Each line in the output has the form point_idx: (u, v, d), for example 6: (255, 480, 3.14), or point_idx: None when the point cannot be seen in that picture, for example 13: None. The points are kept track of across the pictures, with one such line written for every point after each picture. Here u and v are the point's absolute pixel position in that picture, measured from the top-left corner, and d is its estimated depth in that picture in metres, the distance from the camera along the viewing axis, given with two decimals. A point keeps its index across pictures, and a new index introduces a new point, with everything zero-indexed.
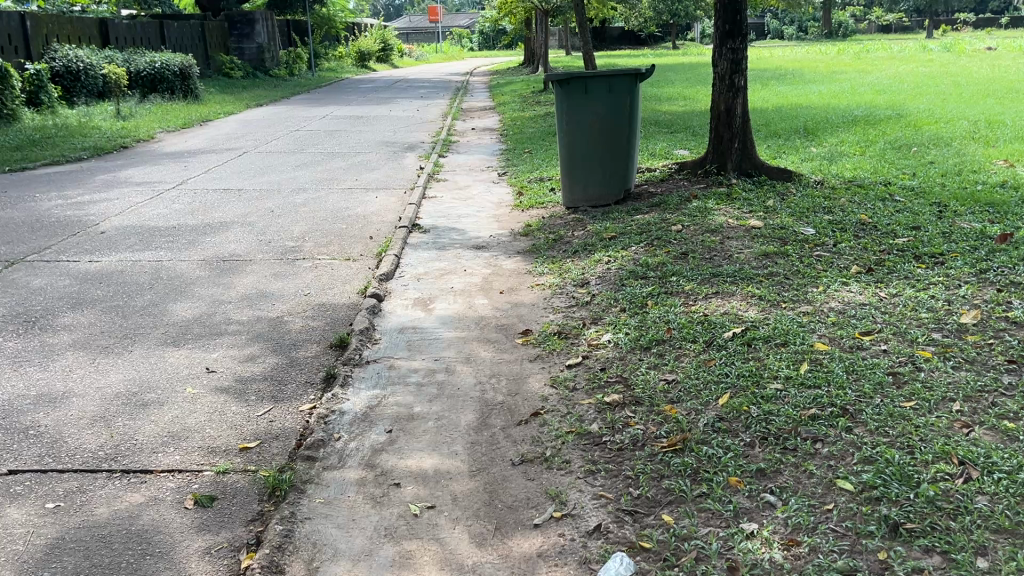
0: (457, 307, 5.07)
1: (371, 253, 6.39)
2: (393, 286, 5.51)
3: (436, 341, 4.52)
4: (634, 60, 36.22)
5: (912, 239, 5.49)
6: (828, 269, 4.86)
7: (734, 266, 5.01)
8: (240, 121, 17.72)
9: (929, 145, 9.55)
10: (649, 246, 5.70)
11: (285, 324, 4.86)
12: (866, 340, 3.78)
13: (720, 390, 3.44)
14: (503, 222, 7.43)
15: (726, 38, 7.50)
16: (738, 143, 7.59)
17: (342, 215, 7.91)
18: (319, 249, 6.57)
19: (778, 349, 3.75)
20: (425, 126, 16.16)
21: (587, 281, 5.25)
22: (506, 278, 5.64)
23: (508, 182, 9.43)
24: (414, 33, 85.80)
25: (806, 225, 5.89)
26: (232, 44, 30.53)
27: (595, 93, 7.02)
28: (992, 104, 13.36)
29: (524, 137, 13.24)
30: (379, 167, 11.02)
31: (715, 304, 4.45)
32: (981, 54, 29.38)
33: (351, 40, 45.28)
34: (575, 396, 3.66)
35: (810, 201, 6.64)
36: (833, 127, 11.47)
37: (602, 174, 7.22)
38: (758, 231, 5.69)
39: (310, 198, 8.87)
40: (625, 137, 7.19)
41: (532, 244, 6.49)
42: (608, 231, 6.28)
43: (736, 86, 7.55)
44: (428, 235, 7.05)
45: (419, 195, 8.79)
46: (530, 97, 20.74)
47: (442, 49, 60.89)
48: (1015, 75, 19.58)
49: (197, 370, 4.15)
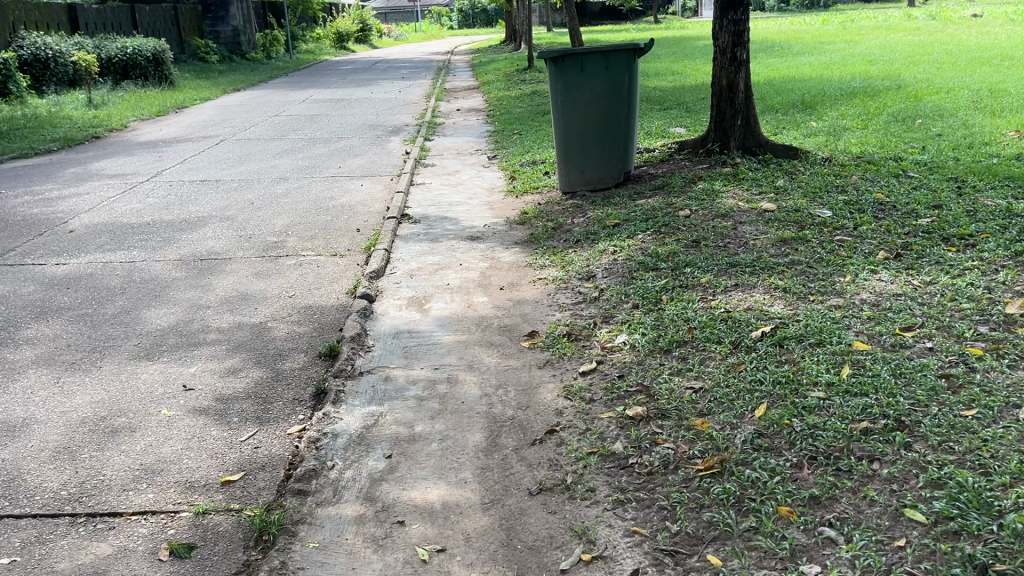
0: (455, 306, 4.70)
1: (359, 248, 6.00)
2: (384, 285, 5.13)
3: (435, 346, 4.16)
4: (617, 36, 35.81)
5: (936, 219, 5.16)
6: (853, 255, 4.53)
7: (751, 255, 4.66)
8: (217, 108, 17.17)
9: (934, 117, 9.20)
10: (656, 233, 5.35)
11: (268, 331, 4.48)
12: (908, 337, 3.45)
13: (755, 399, 3.10)
14: (497, 210, 7.05)
15: (727, 8, 7.10)
16: (741, 119, 7.23)
17: (327, 206, 7.50)
18: (304, 245, 6.17)
19: (814, 350, 3.41)
20: (409, 108, 15.69)
21: (593, 274, 4.90)
22: (505, 272, 5.28)
23: (500, 165, 9.03)
24: (392, 13, 84.79)
25: (821, 206, 5.56)
26: (207, 28, 29.77)
27: (591, 71, 6.64)
28: (990, 72, 13.02)
29: (512, 117, 12.81)
30: (364, 152, 10.58)
31: (737, 299, 4.10)
32: (968, 22, 29.05)
33: (329, 21, 44.41)
34: (593, 409, 3.31)
35: (821, 181, 6.30)
36: (832, 100, 11.13)
37: (600, 156, 6.84)
38: (772, 215, 5.35)
39: (292, 188, 8.44)
40: (624, 116, 6.81)
41: (530, 233, 6.12)
42: (611, 217, 5.93)
43: (738, 60, 7.16)
44: (419, 225, 6.67)
45: (407, 182, 8.38)
46: (514, 75, 20.25)
47: (421, 29, 60.02)
48: (1007, 41, 19.26)
49: (173, 389, 3.78)
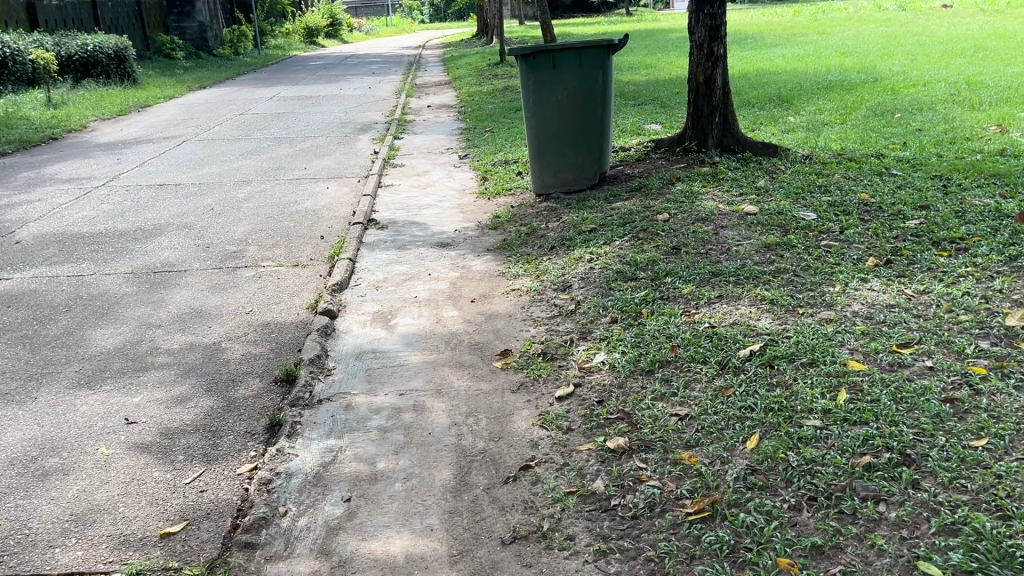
0: (423, 321, 4.42)
1: (322, 258, 5.70)
2: (348, 298, 4.83)
3: (401, 367, 3.88)
4: (590, 29, 35.57)
5: (925, 221, 4.96)
6: (841, 262, 4.31)
7: (735, 263, 4.43)
8: (181, 106, 16.69)
9: (912, 111, 9.04)
10: (634, 239, 5.10)
11: (222, 352, 4.17)
12: (906, 354, 3.22)
13: (746, 429, 2.86)
14: (468, 214, 6.77)
15: (703, 2, 6.86)
16: (718, 117, 7.00)
17: (291, 211, 7.17)
18: (264, 254, 5.84)
19: (806, 371, 3.18)
20: (378, 105, 15.33)
21: (569, 285, 4.64)
22: (476, 283, 5.00)
23: (471, 165, 8.74)
24: (362, 8, 83.97)
25: (804, 208, 5.35)
26: (172, 24, 29.08)
27: (564, 68, 6.37)
28: (966, 64, 12.92)
29: (484, 114, 12.51)
30: (331, 152, 10.23)
31: (721, 312, 3.86)
32: (937, 12, 29.18)
33: (298, 16, 43.69)
34: (570, 440, 3.05)
35: (802, 181, 6.09)
36: (808, 94, 10.95)
37: (574, 157, 6.58)
38: (754, 219, 5.12)
39: (254, 191, 8.09)
40: (598, 115, 6.55)
41: (503, 239, 5.85)
42: (587, 222, 5.67)
43: (715, 55, 6.91)
44: (386, 231, 6.37)
45: (374, 184, 8.07)
46: (486, 70, 19.92)
47: (392, 23, 59.38)
48: (978, 32, 19.24)
49: (114, 422, 3.46)
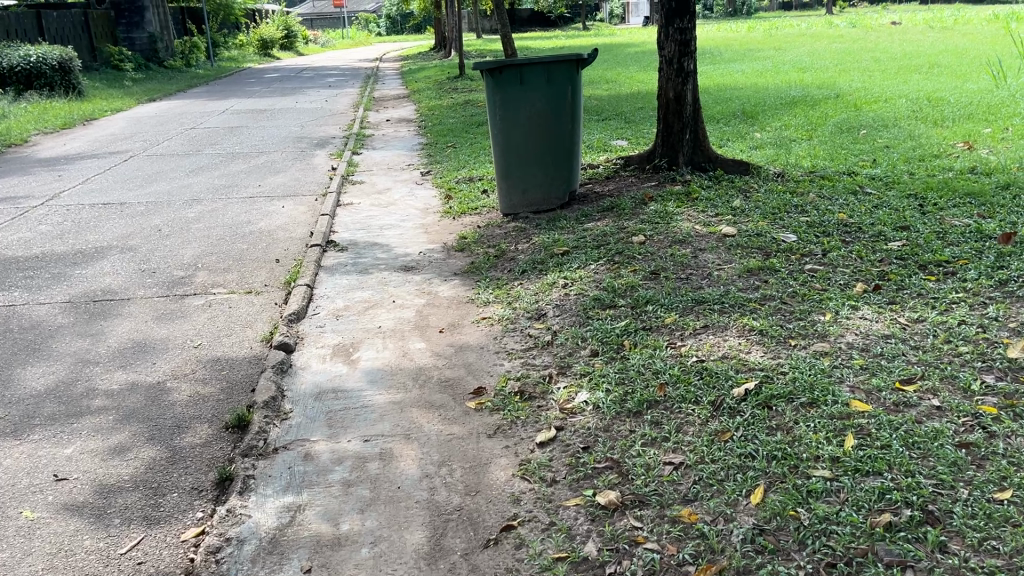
0: (388, 355, 4.11)
1: (278, 284, 5.35)
2: (306, 330, 4.50)
3: (365, 409, 3.56)
4: (549, 43, 35.60)
5: (907, 242, 4.80)
6: (828, 289, 4.11)
7: (718, 289, 4.21)
8: (129, 119, 16.11)
9: (878, 127, 8.99)
10: (610, 263, 4.86)
11: (167, 393, 3.81)
12: (911, 393, 3.01)
13: (749, 480, 2.61)
14: (433, 235, 6.48)
15: (673, 16, 6.66)
16: (689, 133, 6.83)
17: (244, 233, 6.79)
18: (214, 280, 5.48)
19: (807, 413, 2.95)
20: (336, 119, 14.98)
21: (543, 314, 4.38)
22: (444, 310, 4.71)
23: (434, 183, 8.45)
24: (318, 20, 83.29)
25: (783, 230, 5.17)
26: (120, 35, 28.27)
27: (531, 84, 6.13)
28: (924, 80, 13.01)
29: (445, 128, 12.24)
30: (287, 168, 9.85)
31: (709, 344, 3.63)
32: (887, 29, 29.77)
33: (252, 28, 43.04)
34: (556, 494, 2.77)
35: (778, 200, 5.93)
36: (773, 109, 10.90)
37: (542, 177, 6.36)
38: (734, 242, 4.92)
39: (206, 210, 7.69)
40: (567, 133, 6.33)
41: (470, 263, 5.57)
42: (558, 244, 5.43)
43: (685, 70, 6.74)
44: (346, 254, 6.05)
45: (333, 202, 7.73)
46: (446, 83, 19.66)
47: (349, 36, 58.89)
48: (929, 48, 19.57)
49: (41, 479, 3.09)
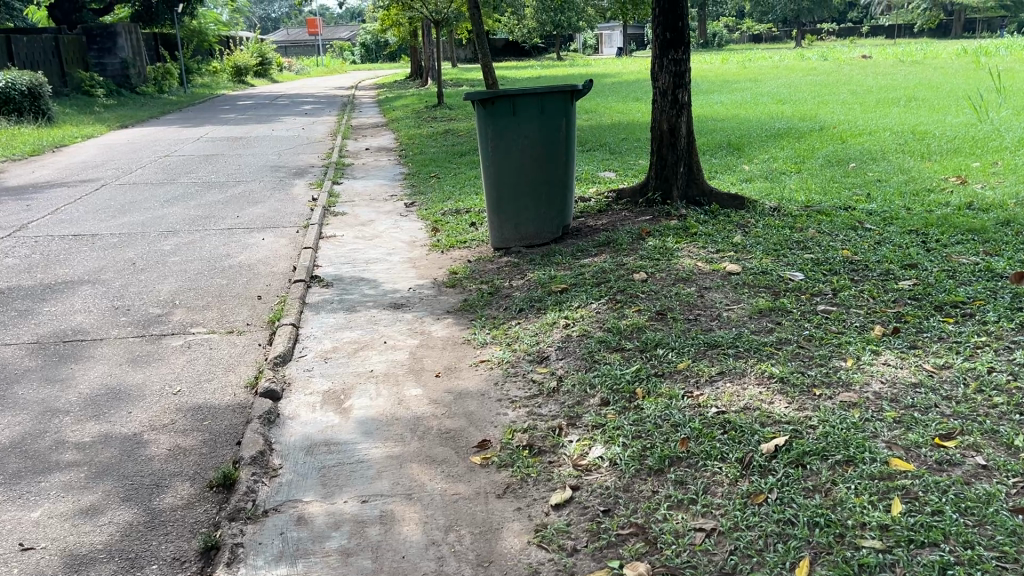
0: (383, 402, 3.85)
1: (262, 323, 5.08)
2: (293, 374, 4.23)
3: (360, 464, 3.30)
4: (525, 72, 35.73)
5: (918, 282, 4.66)
6: (845, 331, 3.94)
7: (730, 333, 4.02)
8: (101, 146, 15.74)
9: (866, 161, 8.94)
10: (612, 302, 4.66)
11: (145, 446, 3.51)
12: (953, 450, 2.82)
13: (793, 551, 2.39)
14: (421, 269, 6.25)
15: (667, 47, 6.53)
16: (683, 166, 6.69)
17: (223, 267, 6.50)
18: (193, 319, 5.18)
19: (844, 472, 2.74)
20: (314, 147, 14.74)
21: (546, 357, 4.16)
22: (440, 352, 4.47)
23: (419, 214, 8.23)
24: (293, 48, 83.27)
25: (789, 268, 5.01)
26: (92, 60, 27.86)
27: (525, 115, 5.95)
28: (905, 113, 13.08)
29: (427, 158, 12.04)
30: (266, 199, 9.58)
31: (728, 393, 3.43)
32: (859, 62, 30.22)
33: (226, 54, 42.77)
34: (578, 565, 2.53)
35: (778, 236, 5.78)
36: (759, 141, 10.86)
37: (536, 209, 6.17)
38: (740, 280, 4.75)
39: (182, 243, 7.39)
40: (560, 165, 6.16)
41: (463, 300, 5.34)
42: (556, 280, 5.23)
43: (680, 102, 6.61)
44: (332, 289, 5.80)
45: (315, 234, 7.47)
46: (425, 112, 19.55)
47: (324, 64, 58.80)
48: (904, 81, 19.83)
49: (5, 550, 2.79)
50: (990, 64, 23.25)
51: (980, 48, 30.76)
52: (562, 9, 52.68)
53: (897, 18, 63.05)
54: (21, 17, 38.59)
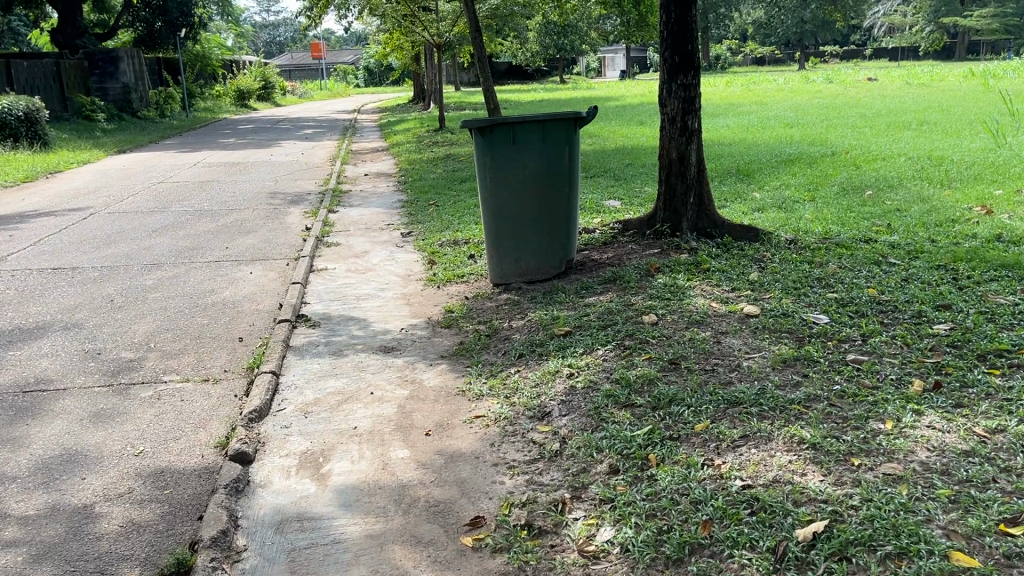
0: (365, 466, 3.45)
1: (240, 370, 4.69)
2: (269, 432, 3.84)
3: (336, 544, 2.89)
4: (528, 96, 35.53)
5: (955, 326, 4.26)
6: (880, 386, 3.54)
7: (752, 387, 3.62)
8: (96, 172, 15.46)
9: (883, 189, 8.58)
10: (620, 348, 4.26)
11: (94, 520, 3.11)
12: (1022, 539, 2.42)
13: None
14: (415, 307, 5.86)
15: (676, 71, 6.18)
16: (693, 197, 6.33)
17: (205, 305, 6.12)
18: (167, 365, 4.80)
19: (897, 568, 2.34)
20: (312, 173, 14.44)
21: (548, 413, 3.76)
22: (431, 404, 4.08)
23: (415, 246, 7.85)
24: (297, 71, 83.67)
25: (811, 309, 4.63)
26: (93, 85, 27.68)
27: (525, 144, 5.60)
28: (917, 138, 12.73)
29: (427, 185, 11.71)
30: (258, 228, 9.22)
31: (753, 461, 3.03)
32: (864, 85, 29.98)
33: (229, 78, 42.77)
34: None
35: (797, 273, 5.41)
36: (768, 167, 10.52)
37: (537, 243, 5.80)
38: (760, 325, 4.37)
39: (166, 277, 7.02)
40: (563, 196, 5.79)
41: (459, 342, 4.96)
42: (558, 321, 4.84)
43: (690, 129, 6.25)
44: (319, 330, 5.42)
45: (306, 267, 7.10)
46: (426, 136, 19.29)
47: (327, 88, 58.92)
48: (912, 105, 19.51)
49: None
50: (999, 87, 22.96)
51: (987, 70, 30.49)
52: (565, 33, 52.77)
53: (900, 41, 63.05)
54: (24, 41, 38.64)
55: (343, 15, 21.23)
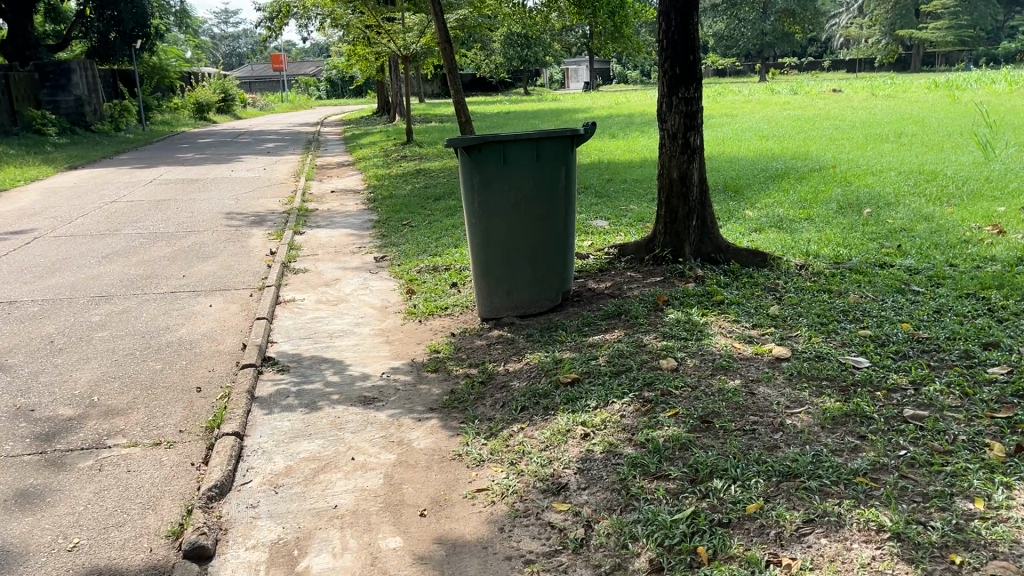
0: (350, 563, 2.86)
1: (198, 430, 4.05)
2: (233, 515, 3.22)
3: None
4: (494, 107, 35.11)
5: (1013, 369, 3.78)
6: (953, 450, 3.04)
7: (804, 453, 3.09)
8: (44, 190, 14.60)
9: (882, 206, 8.18)
10: (639, 402, 3.72)
11: None
12: None
13: None
14: (395, 346, 5.26)
15: (677, 84, 5.68)
16: (696, 220, 5.84)
17: (158, 345, 5.46)
18: (112, 425, 4.14)
19: None
20: (274, 190, 13.75)
21: (565, 486, 3.20)
22: (423, 473, 3.49)
23: (391, 272, 7.25)
24: (258, 83, 82.72)
25: (847, 349, 4.13)
26: (44, 98, 26.58)
27: (518, 164, 5.07)
28: (902, 151, 12.41)
29: (398, 203, 11.12)
30: (218, 253, 8.55)
31: (828, 558, 2.50)
32: (830, 97, 29.90)
33: (187, 90, 41.74)
34: None
35: (818, 305, 4.93)
36: (756, 183, 10.11)
37: (531, 273, 5.25)
38: (794, 372, 3.86)
39: (114, 312, 6.34)
40: (560, 221, 5.25)
41: (450, 392, 4.38)
42: (563, 365, 4.28)
43: (692, 146, 5.75)
44: (288, 376, 4.80)
45: (271, 299, 6.46)
46: (394, 150, 18.67)
47: (289, 100, 57.94)
48: (885, 117, 19.30)
49: None
50: (966, 98, 22.98)
51: (951, 82, 30.51)
52: (529, 44, 52.72)
53: (858, 53, 63.76)
54: None
55: (306, 26, 20.57)
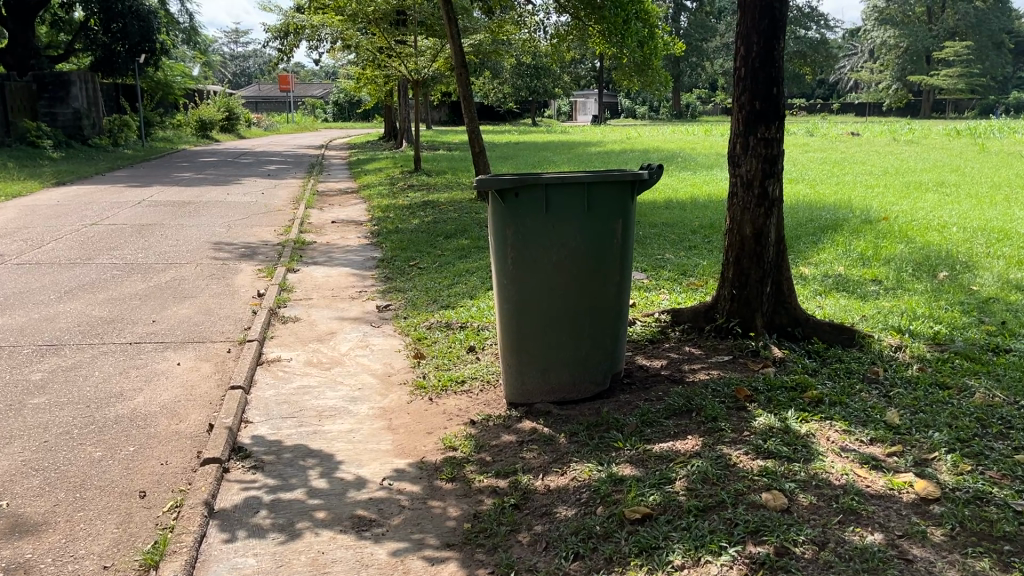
0: None
1: (131, 567, 2.96)
2: None
3: None
4: (504, 138, 34.23)
5: None
6: None
7: None
8: (25, 208, 13.58)
9: (960, 269, 7.12)
10: (745, 564, 2.64)
11: None
12: None
13: None
14: (400, 436, 4.18)
15: (755, 121, 4.65)
16: (770, 287, 4.81)
17: (105, 420, 4.37)
18: (10, 555, 3.03)
19: None
20: (270, 217, 12.72)
21: None
22: None
23: (396, 327, 6.19)
24: (264, 103, 82.26)
25: (1014, 487, 3.04)
26: (42, 109, 25.66)
27: (565, 213, 4.03)
28: (952, 203, 11.39)
29: (403, 239, 10.09)
30: (198, 292, 7.49)
31: None
32: (849, 141, 29.08)
33: (191, 107, 40.96)
34: None
35: (944, 408, 3.86)
36: (804, 235, 9.07)
37: (573, 349, 4.20)
38: (957, 525, 2.78)
39: (61, 367, 5.26)
40: (614, 286, 4.19)
41: (473, 516, 3.29)
42: (625, 490, 3.19)
43: (771, 197, 4.72)
44: (260, 477, 3.71)
45: (251, 358, 5.38)
46: (400, 179, 17.69)
47: (295, 120, 57.38)
48: (918, 164, 18.32)
49: None
50: (995, 148, 22.04)
51: (972, 129, 29.61)
52: (539, 75, 52.04)
53: (868, 98, 63.30)
54: None
55: (316, 47, 19.71)
